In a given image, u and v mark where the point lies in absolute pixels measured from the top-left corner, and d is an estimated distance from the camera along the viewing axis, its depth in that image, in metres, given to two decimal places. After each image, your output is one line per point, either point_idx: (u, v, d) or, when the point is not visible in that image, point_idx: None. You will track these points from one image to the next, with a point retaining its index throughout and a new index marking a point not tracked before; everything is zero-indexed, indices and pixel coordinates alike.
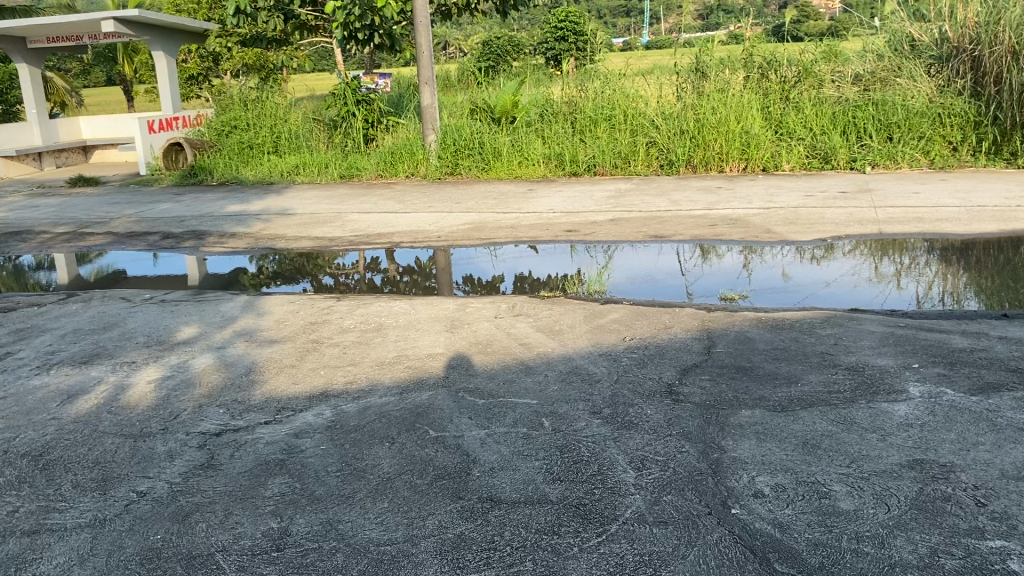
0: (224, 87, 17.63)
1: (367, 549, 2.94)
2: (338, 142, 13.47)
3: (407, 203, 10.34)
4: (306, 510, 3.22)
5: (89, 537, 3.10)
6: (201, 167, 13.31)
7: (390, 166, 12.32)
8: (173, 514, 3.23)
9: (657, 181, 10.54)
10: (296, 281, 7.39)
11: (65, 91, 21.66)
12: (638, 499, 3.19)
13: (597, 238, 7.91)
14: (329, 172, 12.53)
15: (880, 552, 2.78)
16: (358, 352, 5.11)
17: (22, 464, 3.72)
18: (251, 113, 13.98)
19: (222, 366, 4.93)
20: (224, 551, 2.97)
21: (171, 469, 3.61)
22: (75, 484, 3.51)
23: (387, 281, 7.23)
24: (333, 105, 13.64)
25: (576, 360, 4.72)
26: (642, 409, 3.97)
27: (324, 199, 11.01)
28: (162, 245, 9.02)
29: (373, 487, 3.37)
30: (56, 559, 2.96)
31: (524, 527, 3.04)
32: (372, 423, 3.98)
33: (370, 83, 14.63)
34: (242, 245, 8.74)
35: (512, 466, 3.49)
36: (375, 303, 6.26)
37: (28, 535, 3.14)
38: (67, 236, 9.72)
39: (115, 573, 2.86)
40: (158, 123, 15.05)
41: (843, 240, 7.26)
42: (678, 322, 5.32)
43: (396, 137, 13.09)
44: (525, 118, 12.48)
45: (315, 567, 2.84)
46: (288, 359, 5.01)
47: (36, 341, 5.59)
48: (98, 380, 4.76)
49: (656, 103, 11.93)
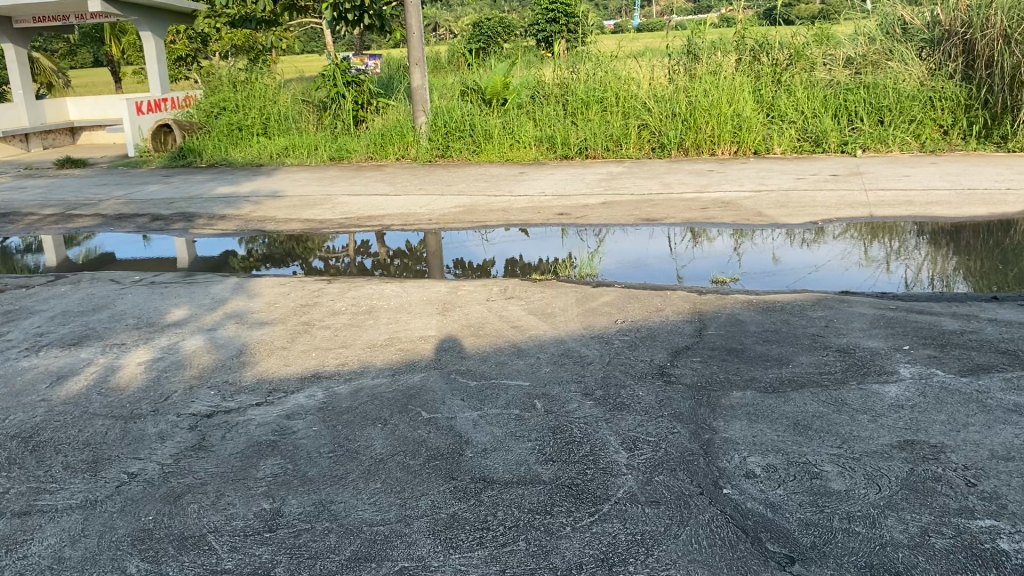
0: (213, 68, 17.49)
1: (360, 529, 2.94)
2: (328, 123, 13.39)
3: (398, 185, 10.30)
4: (298, 491, 3.21)
5: (80, 518, 3.09)
6: (189, 148, 13.21)
7: (380, 149, 12.26)
8: (164, 496, 3.22)
9: (648, 164, 10.52)
10: (287, 264, 7.36)
11: (51, 72, 21.42)
12: (630, 479, 3.19)
13: (589, 221, 7.90)
14: (319, 154, 12.47)
15: (871, 532, 2.80)
16: (349, 335, 5.09)
17: (12, 445, 3.70)
18: (240, 94, 13.87)
19: (212, 348, 4.90)
20: (216, 532, 2.96)
21: (163, 450, 3.59)
22: (65, 465, 3.49)
23: (378, 264, 7.20)
24: (323, 86, 13.54)
25: (567, 342, 4.71)
26: (634, 391, 3.98)
27: (314, 181, 10.96)
28: (151, 227, 8.96)
29: (366, 468, 3.37)
30: (47, 541, 2.95)
31: (516, 507, 3.05)
32: (364, 405, 3.98)
33: (360, 64, 14.52)
34: (232, 227, 8.70)
35: (504, 447, 3.49)
36: (366, 286, 6.23)
37: (18, 517, 3.12)
38: (55, 217, 9.65)
39: (106, 554, 2.85)
40: (146, 105, 14.93)
41: (834, 223, 7.27)
42: (669, 305, 5.32)
43: (387, 119, 13.02)
44: (516, 100, 12.42)
45: (308, 548, 2.84)
46: (279, 341, 4.99)
47: (24, 323, 5.55)
48: (88, 361, 4.73)
49: (648, 85, 11.89)
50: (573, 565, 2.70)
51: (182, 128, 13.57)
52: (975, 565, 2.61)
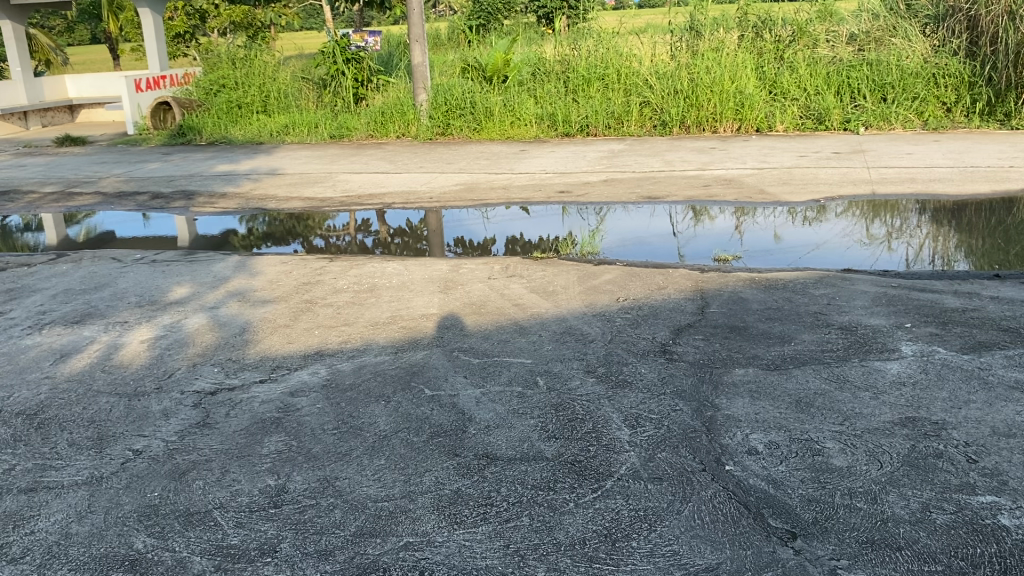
0: (212, 44, 17.37)
1: (364, 505, 2.96)
2: (328, 101, 13.32)
3: (399, 163, 10.27)
4: (303, 467, 3.23)
5: (86, 494, 3.10)
6: (188, 126, 13.14)
7: (380, 126, 12.20)
8: (170, 472, 3.24)
9: (649, 142, 10.48)
10: (288, 242, 7.35)
11: (49, 49, 21.29)
12: (633, 455, 3.21)
13: (590, 199, 7.87)
14: (319, 132, 12.42)
15: (872, 508, 2.82)
16: (352, 312, 5.10)
17: (17, 423, 3.72)
18: (240, 72, 13.78)
19: (215, 326, 4.91)
20: (221, 508, 2.98)
21: (167, 427, 3.61)
22: (70, 442, 3.51)
23: (379, 242, 7.19)
24: (322, 63, 13.44)
25: (569, 320, 4.72)
26: (636, 368, 3.99)
27: (314, 159, 10.92)
28: (151, 205, 8.95)
29: (369, 445, 3.38)
30: (54, 517, 2.97)
31: (520, 483, 3.06)
32: (367, 382, 3.99)
33: (360, 41, 14.43)
34: (232, 205, 8.68)
35: (508, 424, 3.51)
36: (367, 264, 6.23)
37: (25, 493, 3.14)
38: (55, 196, 9.63)
39: (113, 530, 2.87)
40: (146, 82, 14.86)
41: (836, 201, 7.26)
42: (671, 283, 5.32)
43: (387, 96, 12.95)
44: (517, 77, 12.35)
45: (313, 524, 2.86)
46: (282, 319, 5.00)
47: (26, 301, 5.56)
48: (91, 339, 4.74)
49: (650, 62, 11.80)
50: (576, 540, 2.72)
51: (181, 105, 13.48)
52: (976, 540, 2.63)
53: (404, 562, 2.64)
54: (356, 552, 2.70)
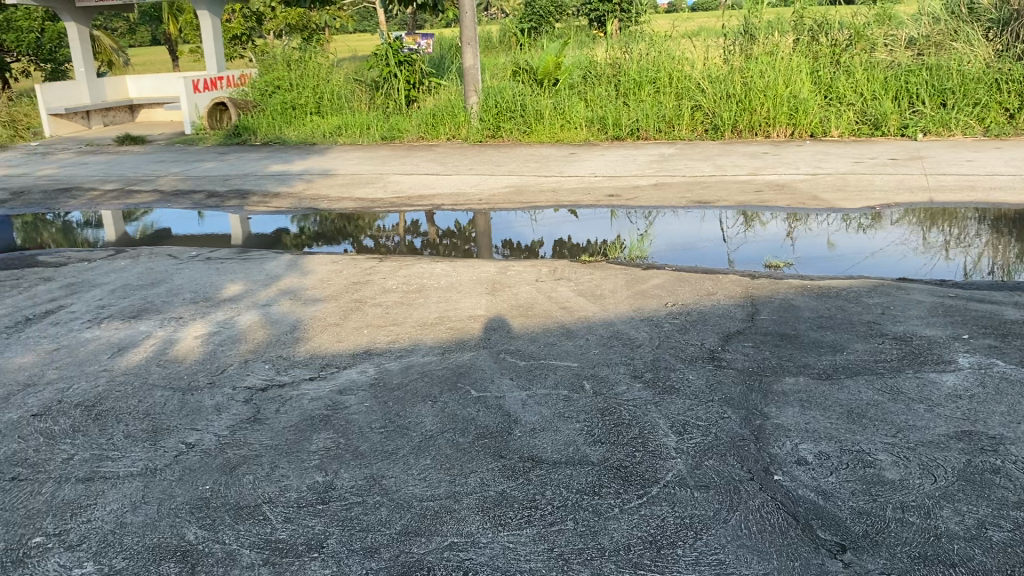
0: (268, 46, 17.70)
1: (410, 504, 2.98)
2: (380, 103, 13.47)
3: (449, 165, 10.33)
4: (350, 464, 3.27)
5: (140, 485, 3.18)
6: (244, 126, 13.40)
7: (431, 129, 12.28)
8: (221, 466, 3.30)
9: (701, 146, 10.39)
10: (337, 242, 7.44)
11: (112, 50, 21.87)
12: (679, 462, 3.18)
13: (639, 203, 7.84)
14: (371, 133, 12.57)
15: (925, 523, 2.76)
16: (400, 313, 5.15)
17: (76, 413, 3.82)
18: (294, 73, 13.96)
19: (267, 323, 4.99)
20: (270, 502, 3.03)
21: (219, 422, 3.68)
22: (126, 434, 3.60)
23: (427, 243, 7.24)
24: (375, 66, 13.61)
25: (617, 325, 4.70)
26: (684, 374, 3.96)
27: (366, 160, 11.03)
28: (206, 204, 9.13)
29: (416, 445, 3.41)
30: (110, 506, 3.05)
31: (565, 487, 3.06)
32: (415, 381, 4.03)
33: (412, 43, 14.60)
34: (286, 205, 8.82)
35: (553, 427, 3.50)
36: (417, 265, 6.28)
37: (82, 482, 3.23)
38: (115, 193, 9.88)
39: (166, 521, 2.94)
40: (204, 83, 15.18)
41: (891, 208, 7.11)
42: (721, 288, 5.27)
43: (438, 99, 13.03)
44: (568, 81, 12.34)
45: (360, 521, 2.89)
46: (333, 318, 5.06)
47: (86, 295, 5.71)
48: (147, 334, 4.85)
49: (702, 66, 11.70)
50: (621, 545, 2.71)
51: (237, 106, 13.74)
52: None
53: (449, 562, 2.65)
54: (401, 550, 2.72)
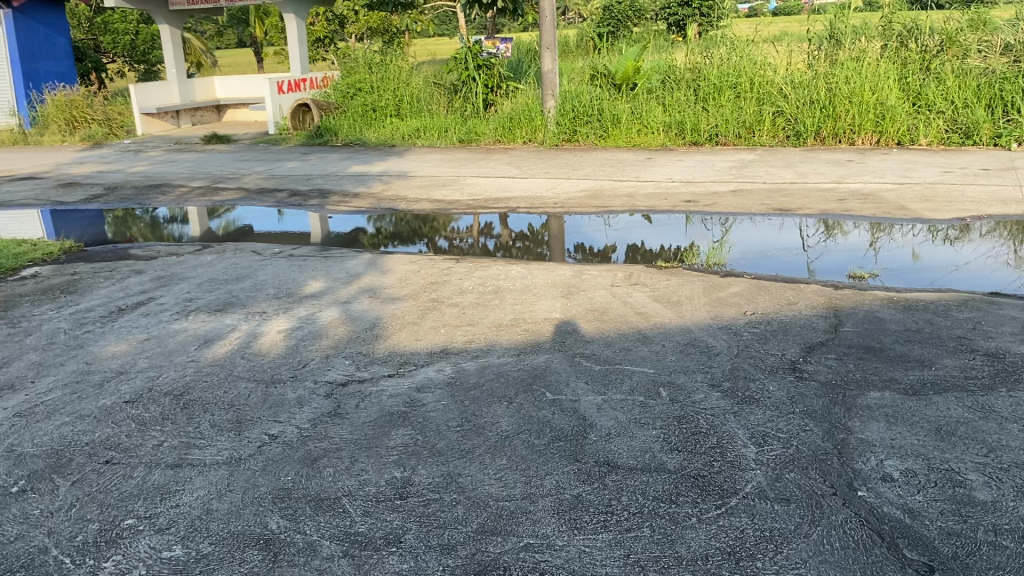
0: (350, 49, 18.10)
1: (486, 503, 3.00)
2: (457, 106, 13.63)
3: (525, 168, 10.37)
4: (428, 461, 3.31)
5: (226, 473, 3.28)
6: (326, 128, 13.75)
7: (508, 132, 12.39)
8: (303, 458, 3.37)
9: (781, 153, 10.20)
10: (412, 242, 7.54)
11: (201, 51, 22.66)
12: (759, 474, 3.13)
13: (718, 209, 7.73)
14: (449, 136, 12.73)
15: (1020, 547, 2.65)
16: (476, 313, 5.19)
17: (165, 401, 3.97)
18: (375, 76, 14.05)
19: (347, 320, 5.09)
20: (350, 496, 3.08)
21: (301, 415, 3.77)
22: (212, 423, 3.71)
23: (500, 246, 7.29)
24: (454, 70, 13.76)
25: (695, 332, 4.64)
26: (764, 385, 3.89)
27: (443, 162, 11.16)
28: (288, 202, 9.36)
29: (491, 445, 3.43)
30: (197, 492, 3.15)
31: (642, 494, 3.04)
32: (491, 382, 4.05)
33: (491, 47, 14.75)
34: (365, 205, 8.98)
35: (629, 433, 3.48)
36: (492, 267, 6.32)
37: (171, 468, 3.34)
38: (202, 190, 10.21)
39: (250, 509, 3.02)
40: (287, 84, 15.48)
41: (983, 220, 6.85)
42: (803, 298, 5.16)
43: (515, 102, 13.09)
44: (647, 85, 12.20)
45: (437, 518, 2.92)
46: (410, 317, 5.13)
47: (176, 288, 5.91)
48: (232, 327, 5.00)
49: (785, 71, 11.48)
50: (699, 555, 2.67)
51: (319, 107, 14.07)
52: None
53: (524, 563, 2.66)
54: (477, 549, 2.74)
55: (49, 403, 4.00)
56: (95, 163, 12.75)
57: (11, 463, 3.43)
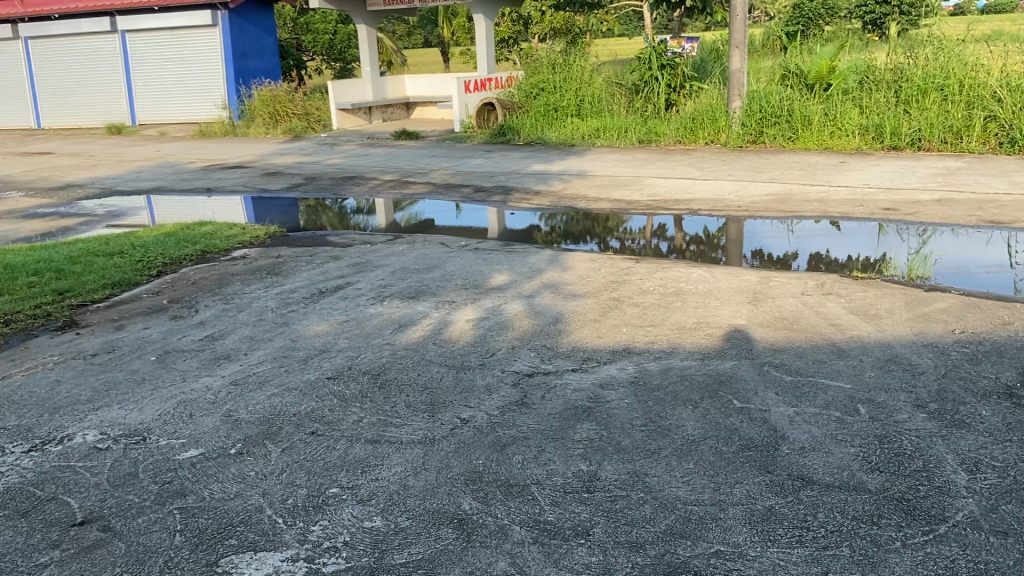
0: (534, 49, 18.41)
1: (675, 505, 2.98)
2: (639, 106, 13.56)
3: (708, 170, 10.16)
4: (614, 458, 3.32)
5: (420, 453, 3.42)
6: (509, 126, 14.03)
7: (690, 132, 12.19)
8: (492, 444, 3.47)
9: (993, 161, 9.44)
10: (585, 241, 7.58)
11: (392, 51, 23.79)
12: (971, 503, 2.92)
13: (918, 219, 7.27)
14: (630, 136, 12.68)
15: None
16: (660, 314, 5.14)
17: (364, 380, 4.19)
18: (558, 76, 14.28)
19: (532, 314, 5.18)
20: (538, 485, 3.14)
21: (489, 402, 3.88)
22: (407, 404, 3.89)
23: (674, 248, 7.20)
24: (638, 69, 13.70)
25: (895, 348, 4.39)
26: (976, 409, 3.62)
27: (624, 162, 11.12)
28: (472, 197, 9.64)
29: (679, 447, 3.40)
30: (394, 468, 3.31)
31: (839, 512, 2.91)
32: (676, 384, 4.01)
33: (676, 47, 14.56)
34: (546, 202, 9.11)
35: (825, 448, 3.35)
36: (675, 269, 6.25)
37: (370, 443, 3.53)
38: (392, 183, 10.70)
39: (444, 488, 3.15)
40: (474, 84, 16.00)
41: None
42: (1019, 319, 4.76)
43: (699, 102, 12.84)
44: (842, 85, 11.64)
45: (625, 515, 2.92)
46: (593, 314, 5.16)
47: (370, 274, 6.23)
48: (423, 314, 5.21)
49: (1000, 73, 10.62)
50: None
51: (503, 106, 14.35)
52: None
53: (716, 569, 2.62)
54: (666, 550, 2.73)
55: (261, 374, 4.33)
56: (296, 155, 13.65)
57: (229, 426, 3.74)
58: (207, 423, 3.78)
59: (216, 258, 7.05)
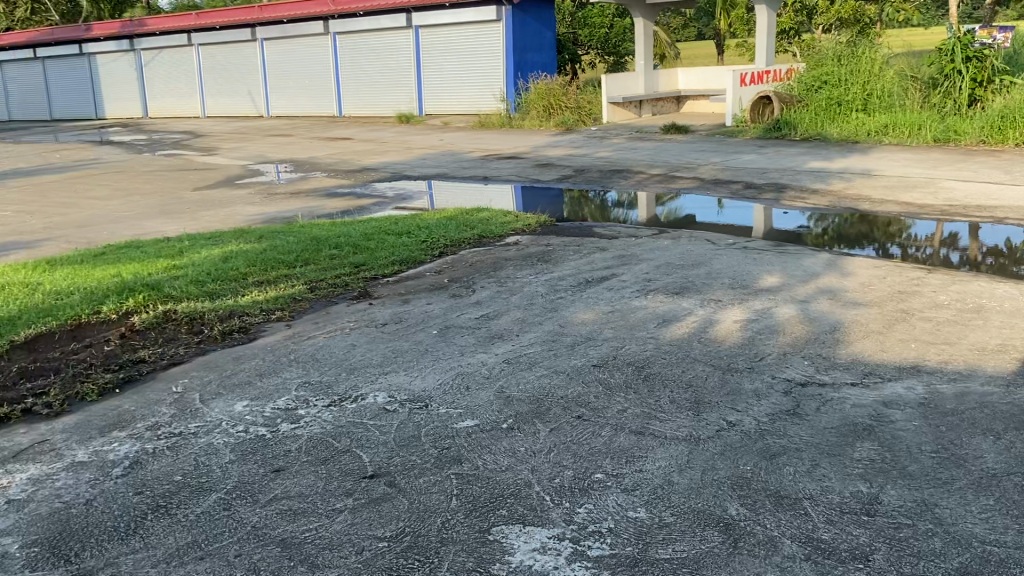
0: (817, 41, 17.52)
1: (970, 542, 2.70)
2: (936, 102, 12.46)
3: (1017, 175, 9.10)
4: (898, 483, 3.07)
5: (686, 450, 3.38)
6: (785, 121, 13.33)
7: (996, 133, 11.09)
8: (761, 450, 3.35)
9: None
10: (864, 245, 7.08)
11: (667, 44, 23.71)
12: None
13: None
14: (923, 134, 11.67)
15: None
16: (954, 332, 4.69)
17: (630, 371, 4.21)
18: (845, 68, 13.51)
19: (806, 320, 4.93)
20: (812, 499, 2.99)
21: (759, 407, 3.74)
22: (673, 400, 3.85)
23: (969, 259, 6.52)
24: (938, 62, 12.79)
25: None
26: None
27: (914, 162, 10.25)
28: (742, 194, 9.35)
29: (975, 480, 3.08)
30: (659, 462, 3.30)
31: None
32: (972, 411, 3.63)
33: (984, 36, 13.26)
34: (823, 203, 8.62)
35: None
36: (974, 283, 5.66)
37: (635, 434, 3.54)
38: (660, 177, 10.64)
39: (710, 489, 3.08)
40: (751, 77, 15.43)
41: None
42: None
43: (1008, 98, 11.61)
44: None
45: (910, 545, 2.70)
46: (876, 325, 4.81)
47: (637, 267, 6.24)
48: (690, 311, 5.14)
49: None
50: None
51: (781, 100, 13.71)
52: None
53: None
54: None
55: (530, 355, 4.49)
56: (567, 146, 13.98)
57: (500, 402, 3.91)
58: (480, 397, 3.98)
59: (489, 242, 7.41)
